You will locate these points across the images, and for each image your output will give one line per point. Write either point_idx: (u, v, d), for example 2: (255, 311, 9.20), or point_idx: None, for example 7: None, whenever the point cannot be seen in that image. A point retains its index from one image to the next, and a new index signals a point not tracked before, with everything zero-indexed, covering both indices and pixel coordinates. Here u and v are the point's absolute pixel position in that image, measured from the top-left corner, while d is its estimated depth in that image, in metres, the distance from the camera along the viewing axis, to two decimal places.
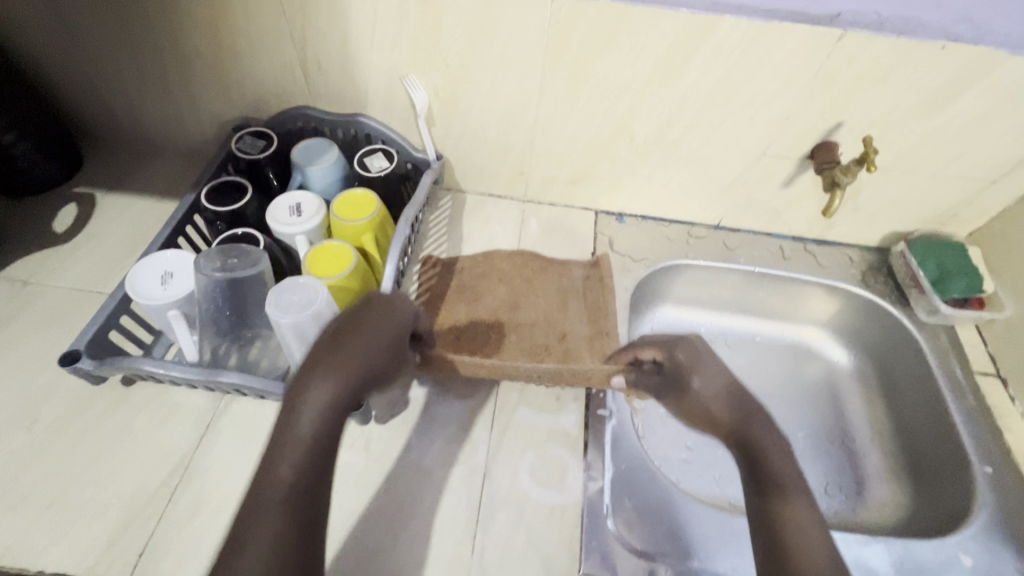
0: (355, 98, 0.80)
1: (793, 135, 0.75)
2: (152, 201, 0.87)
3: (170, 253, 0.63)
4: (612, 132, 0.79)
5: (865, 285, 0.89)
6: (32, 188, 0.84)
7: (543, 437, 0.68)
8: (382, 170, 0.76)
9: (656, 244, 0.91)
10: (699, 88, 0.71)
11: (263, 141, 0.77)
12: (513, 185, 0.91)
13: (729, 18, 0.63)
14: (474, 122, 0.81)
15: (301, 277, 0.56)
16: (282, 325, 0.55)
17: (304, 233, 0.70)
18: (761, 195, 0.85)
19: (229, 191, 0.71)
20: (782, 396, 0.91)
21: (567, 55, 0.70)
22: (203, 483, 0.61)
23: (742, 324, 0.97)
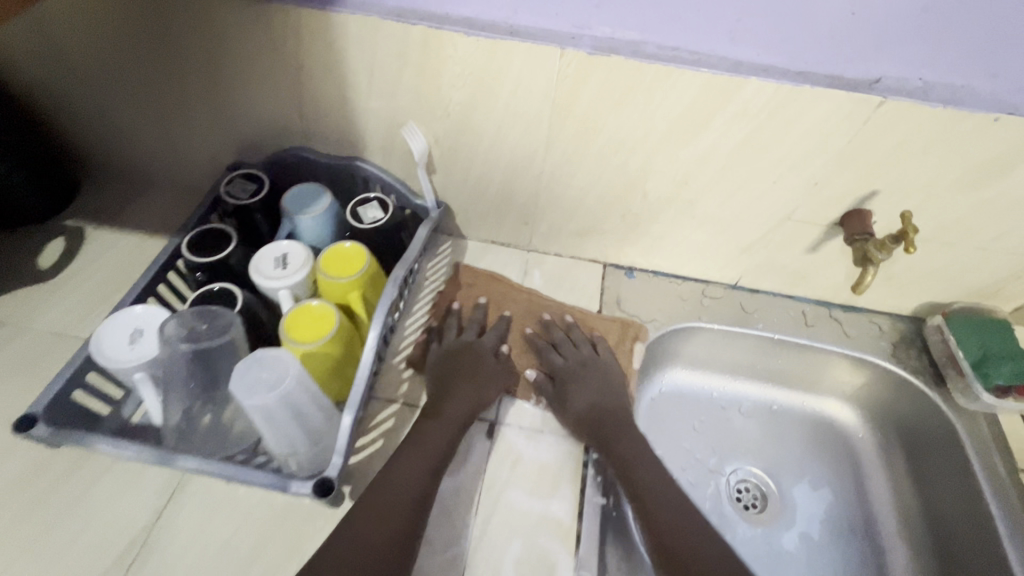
0: (352, 141, 0.76)
1: (821, 201, 0.69)
2: (141, 237, 0.84)
3: (139, 308, 0.60)
4: (623, 187, 0.73)
5: (896, 360, 0.81)
6: (19, 220, 0.81)
7: (533, 526, 0.62)
8: (375, 222, 0.72)
9: (667, 303, 0.84)
10: (719, 149, 0.65)
11: (254, 186, 0.74)
12: (517, 233, 0.86)
13: (754, 81, 0.57)
14: (477, 171, 0.76)
15: (271, 351, 0.52)
16: (246, 405, 0.50)
17: (287, 288, 0.66)
18: (784, 259, 0.79)
19: (212, 240, 0.68)
20: (798, 473, 0.84)
21: (577, 111, 0.65)
22: (159, 563, 0.56)
23: (758, 391, 0.90)
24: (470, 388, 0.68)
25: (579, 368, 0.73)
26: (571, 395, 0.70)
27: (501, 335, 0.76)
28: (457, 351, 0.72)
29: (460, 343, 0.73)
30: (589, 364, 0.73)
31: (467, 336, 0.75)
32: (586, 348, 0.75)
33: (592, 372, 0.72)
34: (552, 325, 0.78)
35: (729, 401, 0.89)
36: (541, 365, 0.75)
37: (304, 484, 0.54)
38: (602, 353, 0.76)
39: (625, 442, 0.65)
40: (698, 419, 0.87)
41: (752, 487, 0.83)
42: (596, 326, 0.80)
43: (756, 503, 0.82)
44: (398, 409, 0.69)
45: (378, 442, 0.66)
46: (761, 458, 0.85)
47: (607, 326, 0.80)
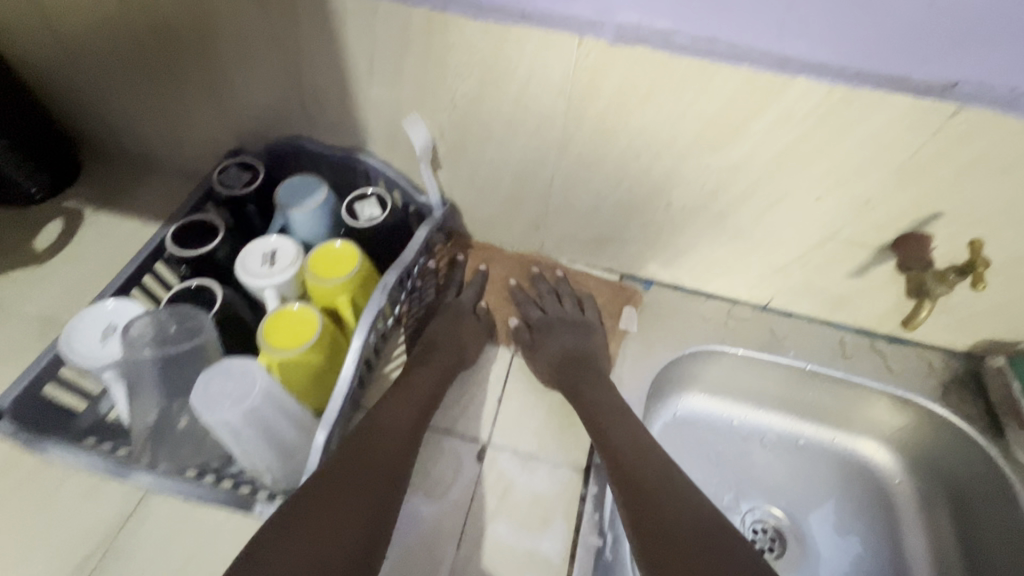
0: (354, 132, 0.70)
1: (872, 221, 0.60)
2: (138, 222, 0.81)
3: (113, 303, 0.57)
4: (645, 194, 0.66)
5: (947, 403, 0.72)
6: (20, 199, 0.80)
7: (518, 566, 0.56)
8: (371, 220, 0.66)
9: (688, 323, 0.77)
10: (757, 158, 0.57)
11: (248, 175, 0.70)
12: (527, 238, 0.79)
13: (803, 81, 0.49)
14: (485, 170, 0.70)
15: (240, 361, 0.48)
16: (209, 421, 0.46)
17: (272, 288, 0.62)
18: (823, 282, 0.70)
19: (198, 232, 0.64)
20: (822, 518, 0.76)
21: (595, 108, 0.58)
22: None
23: (783, 424, 0.82)
24: (449, 348, 0.69)
25: (558, 320, 0.73)
26: (549, 338, 0.71)
27: (480, 291, 0.77)
28: (440, 313, 0.73)
29: (457, 303, 0.75)
30: (573, 321, 0.74)
31: (469, 295, 0.77)
32: (572, 305, 0.76)
33: (575, 326, 0.73)
34: (542, 280, 0.78)
35: (751, 433, 0.81)
36: (526, 314, 0.75)
37: None
38: (588, 313, 0.76)
39: (596, 388, 0.66)
40: (714, 450, 0.80)
41: (769, 529, 0.76)
42: (589, 285, 0.79)
43: (773, 548, 0.74)
44: None
45: None
46: (782, 497, 0.78)
47: (598, 285, 0.79)
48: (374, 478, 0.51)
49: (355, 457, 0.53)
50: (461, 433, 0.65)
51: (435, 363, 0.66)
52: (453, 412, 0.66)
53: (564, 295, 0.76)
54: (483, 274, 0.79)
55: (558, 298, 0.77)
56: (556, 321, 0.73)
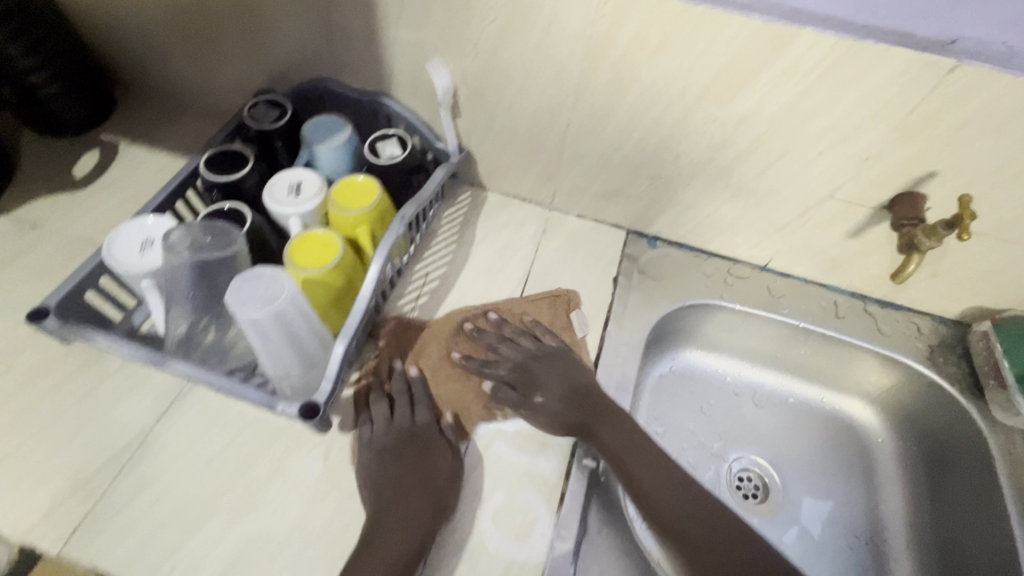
0: (378, 75, 0.73)
1: (870, 179, 0.63)
2: (169, 157, 0.85)
3: (151, 219, 0.61)
4: (653, 148, 0.69)
5: (932, 364, 0.75)
6: (59, 131, 0.84)
7: (516, 480, 0.61)
8: (392, 158, 0.70)
9: (689, 278, 0.80)
10: (763, 111, 0.60)
11: (276, 112, 0.73)
12: (539, 189, 0.83)
13: (810, 32, 0.52)
14: (502, 117, 0.73)
15: (270, 269, 0.52)
16: (240, 319, 0.51)
17: (298, 215, 0.65)
18: (821, 242, 0.73)
19: (229, 161, 0.68)
20: (805, 469, 0.81)
21: (612, 57, 0.60)
22: (153, 464, 0.58)
23: (775, 382, 0.85)
24: (420, 454, 0.60)
25: (528, 366, 0.67)
26: (534, 388, 0.65)
27: (422, 360, 0.69)
28: (405, 404, 0.64)
29: (399, 432, 0.61)
30: (538, 355, 0.68)
31: (403, 416, 0.63)
32: (525, 343, 0.69)
33: (549, 362, 0.67)
34: (487, 325, 0.71)
35: (743, 388, 0.85)
36: (497, 371, 0.67)
37: (292, 405, 0.54)
38: (545, 341, 0.70)
39: (609, 427, 0.62)
40: (707, 402, 0.84)
41: (754, 477, 0.80)
42: (527, 311, 0.74)
43: (756, 494, 0.79)
44: (397, 350, 0.69)
45: (373, 378, 0.66)
46: (768, 449, 0.82)
47: (537, 307, 0.74)
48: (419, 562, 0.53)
49: (399, 547, 0.53)
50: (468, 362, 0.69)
51: (420, 467, 0.59)
52: (461, 344, 0.70)
53: (516, 336, 0.70)
54: (410, 375, 0.67)
55: (511, 340, 0.70)
56: (524, 366, 0.67)
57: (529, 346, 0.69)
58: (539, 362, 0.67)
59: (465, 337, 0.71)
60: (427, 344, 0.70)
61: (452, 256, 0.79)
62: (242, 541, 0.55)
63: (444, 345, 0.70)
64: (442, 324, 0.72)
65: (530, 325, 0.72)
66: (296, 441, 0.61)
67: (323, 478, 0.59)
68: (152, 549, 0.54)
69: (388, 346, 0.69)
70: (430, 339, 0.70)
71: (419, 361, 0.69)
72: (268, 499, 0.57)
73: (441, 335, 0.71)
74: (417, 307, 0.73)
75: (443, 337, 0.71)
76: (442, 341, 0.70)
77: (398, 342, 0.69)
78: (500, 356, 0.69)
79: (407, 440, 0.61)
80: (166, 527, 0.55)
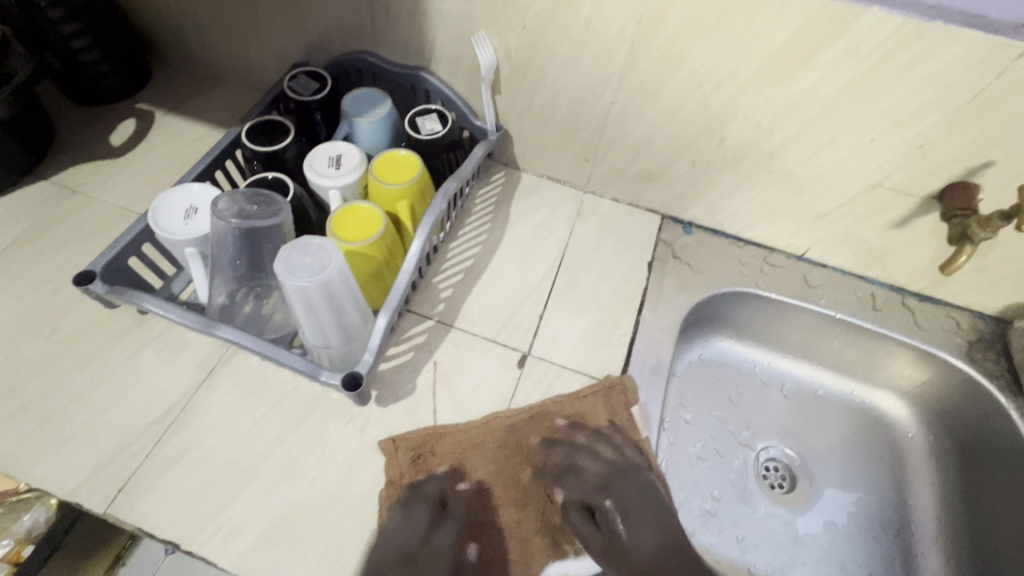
0: (420, 49, 0.73)
1: (921, 167, 0.62)
2: (204, 128, 0.85)
3: (196, 186, 0.61)
4: (698, 131, 0.68)
5: (970, 359, 0.74)
6: (97, 98, 0.84)
7: None
8: (432, 133, 0.69)
9: (724, 265, 0.79)
10: (817, 94, 0.59)
11: (316, 84, 0.72)
12: (575, 171, 0.82)
13: (875, 11, 0.51)
14: (543, 96, 0.72)
15: (318, 239, 0.52)
16: (289, 288, 0.51)
17: (338, 188, 0.65)
18: (863, 232, 0.72)
19: (270, 131, 0.67)
20: (832, 461, 0.80)
21: (663, 35, 0.59)
22: (195, 428, 0.59)
23: (805, 373, 0.84)
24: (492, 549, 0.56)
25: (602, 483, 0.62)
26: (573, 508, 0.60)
27: (474, 477, 0.60)
28: (462, 537, 0.56)
29: (437, 559, 0.55)
30: (606, 476, 0.62)
31: (444, 535, 0.56)
32: (590, 463, 0.62)
33: (623, 486, 0.62)
34: (549, 436, 0.63)
35: (772, 378, 0.84)
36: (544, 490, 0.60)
37: (335, 375, 0.54)
38: (612, 454, 0.63)
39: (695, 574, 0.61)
40: (735, 391, 0.84)
41: (781, 467, 0.80)
42: (579, 410, 0.65)
43: (783, 484, 0.78)
44: (432, 327, 0.69)
45: (409, 353, 0.67)
46: (796, 440, 0.82)
47: (591, 403, 0.65)
48: None
49: None
50: (503, 342, 0.69)
51: None
52: (496, 323, 0.70)
53: (583, 451, 0.63)
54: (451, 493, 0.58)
55: (574, 468, 0.62)
56: (575, 494, 0.61)
57: (592, 462, 0.62)
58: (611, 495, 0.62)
59: (521, 454, 0.61)
60: (475, 457, 0.60)
61: (486, 236, 0.78)
62: (281, 507, 0.56)
63: (496, 459, 0.61)
64: (484, 428, 0.62)
65: (585, 430, 0.64)
66: (334, 412, 0.61)
67: (360, 449, 0.60)
68: (194, 511, 0.55)
69: (393, 491, 0.57)
70: (476, 448, 0.61)
71: (463, 474, 0.60)
72: (306, 466, 0.58)
73: (496, 441, 0.62)
74: (451, 285, 0.73)
75: (491, 446, 0.61)
76: (493, 450, 0.61)
77: (438, 449, 0.60)
78: (563, 479, 0.61)
79: None
80: (209, 490, 0.56)
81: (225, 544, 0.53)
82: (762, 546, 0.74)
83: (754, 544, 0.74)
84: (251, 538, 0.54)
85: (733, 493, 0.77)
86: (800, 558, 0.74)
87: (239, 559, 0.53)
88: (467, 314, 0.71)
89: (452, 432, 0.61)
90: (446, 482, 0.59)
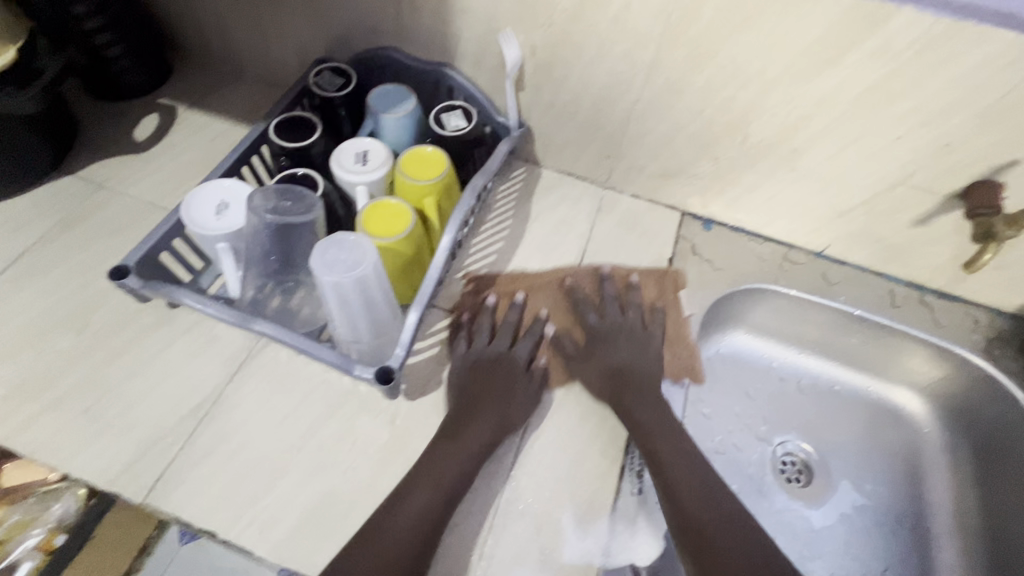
0: (444, 46, 0.73)
1: (947, 166, 0.62)
2: (226, 123, 0.86)
3: (227, 181, 0.62)
4: (721, 129, 0.69)
5: (988, 356, 0.75)
6: (120, 93, 0.85)
7: (577, 451, 0.62)
8: (458, 130, 0.70)
9: (744, 262, 0.80)
10: (844, 93, 0.59)
11: (341, 80, 0.73)
12: (595, 167, 0.82)
13: (906, 12, 0.51)
14: (567, 93, 0.72)
15: (352, 234, 0.53)
16: (324, 282, 0.51)
17: (365, 184, 0.66)
18: (885, 230, 0.73)
19: (298, 127, 0.68)
20: (848, 456, 0.81)
21: (691, 33, 0.60)
22: (228, 421, 0.60)
23: (821, 368, 0.85)
24: (500, 410, 0.61)
25: (619, 332, 0.70)
26: (586, 379, 0.66)
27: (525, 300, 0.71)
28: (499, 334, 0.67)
29: (488, 356, 0.65)
30: (632, 330, 0.71)
31: (498, 343, 0.67)
32: (629, 313, 0.72)
33: (633, 338, 0.70)
34: (570, 331, 0.71)
35: (789, 373, 0.85)
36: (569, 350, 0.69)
37: (367, 369, 0.55)
38: (653, 317, 0.73)
39: (669, 440, 0.60)
40: (753, 386, 0.84)
41: (797, 461, 0.81)
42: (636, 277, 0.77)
43: (799, 477, 0.80)
44: (457, 321, 0.70)
45: (435, 348, 0.68)
46: (812, 434, 0.82)
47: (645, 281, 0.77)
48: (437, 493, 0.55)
49: (432, 490, 0.55)
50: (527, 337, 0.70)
51: (483, 420, 0.60)
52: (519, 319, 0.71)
53: (626, 304, 0.73)
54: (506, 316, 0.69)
55: (595, 330, 0.71)
56: (595, 346, 0.69)
57: (635, 300, 0.73)
58: (645, 336, 0.70)
59: (573, 294, 0.73)
60: (539, 292, 0.74)
61: (508, 231, 0.79)
62: (314, 498, 0.57)
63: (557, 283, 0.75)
64: (543, 285, 0.74)
65: (630, 295, 0.74)
66: (363, 405, 0.62)
67: (390, 442, 0.61)
68: (230, 501, 0.56)
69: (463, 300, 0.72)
70: (537, 295, 0.74)
71: (516, 298, 0.71)
72: (337, 459, 0.59)
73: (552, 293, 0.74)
74: (475, 280, 0.74)
75: (553, 289, 0.74)
76: (538, 304, 0.73)
77: (504, 290, 0.74)
78: (609, 315, 0.72)
79: (487, 390, 0.62)
80: (244, 480, 0.57)
81: (260, 534, 0.55)
82: (779, 540, 0.75)
83: (773, 538, 0.75)
84: (286, 527, 0.55)
85: (751, 487, 0.78)
86: (817, 551, 0.75)
87: (274, 548, 0.54)
88: (490, 309, 0.72)
89: (524, 277, 0.75)
90: (507, 294, 0.72)
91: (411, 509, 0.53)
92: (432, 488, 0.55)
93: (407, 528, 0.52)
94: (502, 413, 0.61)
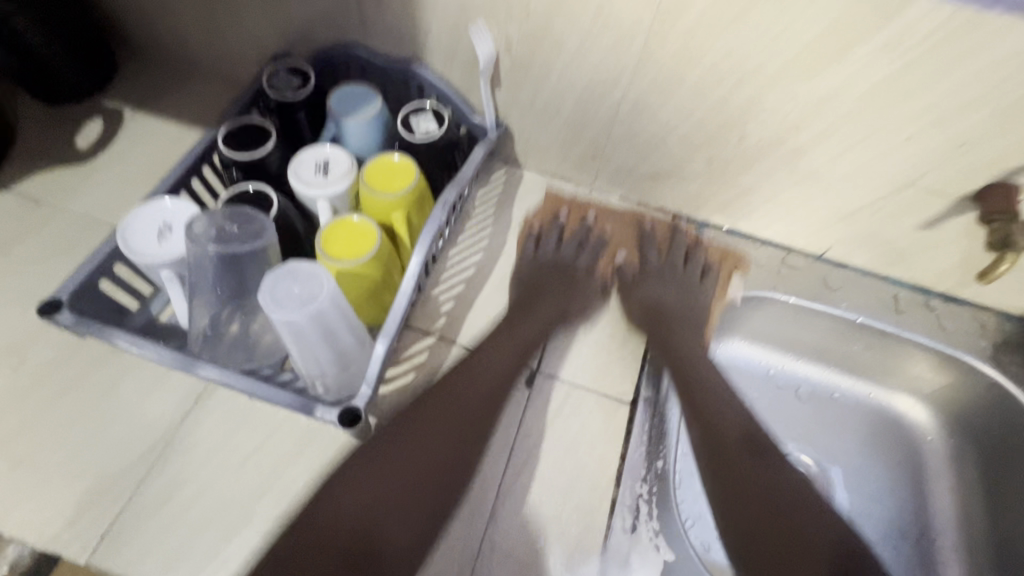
0: (411, 40, 0.66)
1: (960, 167, 0.57)
2: (177, 128, 0.78)
3: (169, 200, 0.56)
4: (715, 128, 0.63)
5: (996, 364, 0.71)
6: (57, 96, 0.77)
7: (565, 485, 0.58)
8: (428, 135, 0.64)
9: (740, 268, 0.75)
10: (849, 91, 0.54)
11: (299, 80, 0.66)
12: (580, 169, 0.76)
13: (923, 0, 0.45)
14: (547, 90, 0.66)
15: (307, 263, 0.47)
16: (277, 320, 0.46)
17: (327, 199, 0.60)
18: (890, 233, 0.68)
19: (250, 135, 0.61)
20: (848, 467, 0.78)
21: (681, 25, 0.54)
22: (182, 465, 0.55)
23: (821, 376, 0.81)
24: (490, 402, 0.60)
25: (672, 280, 0.76)
26: (669, 330, 0.70)
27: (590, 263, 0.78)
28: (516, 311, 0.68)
29: (474, 360, 0.63)
30: (685, 300, 0.76)
31: (522, 327, 0.67)
32: (684, 278, 0.77)
33: (697, 314, 0.76)
34: (631, 264, 0.78)
35: (787, 381, 0.81)
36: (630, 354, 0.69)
37: (331, 410, 0.50)
38: (695, 267, 0.77)
39: (737, 453, 0.64)
40: (749, 397, 0.80)
41: None
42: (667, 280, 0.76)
43: None
44: (433, 343, 0.65)
45: (409, 374, 0.63)
46: (811, 444, 0.79)
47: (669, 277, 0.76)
48: (420, 470, 0.55)
49: (402, 452, 0.55)
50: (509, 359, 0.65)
51: (466, 390, 0.60)
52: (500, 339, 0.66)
53: (693, 260, 0.77)
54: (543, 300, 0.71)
55: (649, 303, 0.74)
56: (673, 311, 0.73)
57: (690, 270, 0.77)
58: (703, 296, 0.76)
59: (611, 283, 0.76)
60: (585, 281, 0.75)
61: (487, 241, 0.73)
62: None
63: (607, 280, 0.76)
64: (573, 277, 0.75)
65: (662, 265, 0.77)
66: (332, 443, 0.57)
67: None
68: (186, 557, 0.51)
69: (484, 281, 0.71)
70: (570, 282, 0.75)
71: (554, 288, 0.73)
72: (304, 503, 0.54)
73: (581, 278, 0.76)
74: (453, 297, 0.69)
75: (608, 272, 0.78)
76: (579, 292, 0.74)
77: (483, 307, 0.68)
78: (648, 265, 0.77)
79: (464, 372, 0.61)
80: (200, 532, 0.52)
81: None
82: None
83: None
84: None
85: None
86: None
87: None
88: (470, 328, 0.67)
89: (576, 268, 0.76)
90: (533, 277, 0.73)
91: (373, 472, 0.54)
92: (405, 456, 0.55)
93: (407, 474, 0.55)
94: (489, 402, 0.60)
